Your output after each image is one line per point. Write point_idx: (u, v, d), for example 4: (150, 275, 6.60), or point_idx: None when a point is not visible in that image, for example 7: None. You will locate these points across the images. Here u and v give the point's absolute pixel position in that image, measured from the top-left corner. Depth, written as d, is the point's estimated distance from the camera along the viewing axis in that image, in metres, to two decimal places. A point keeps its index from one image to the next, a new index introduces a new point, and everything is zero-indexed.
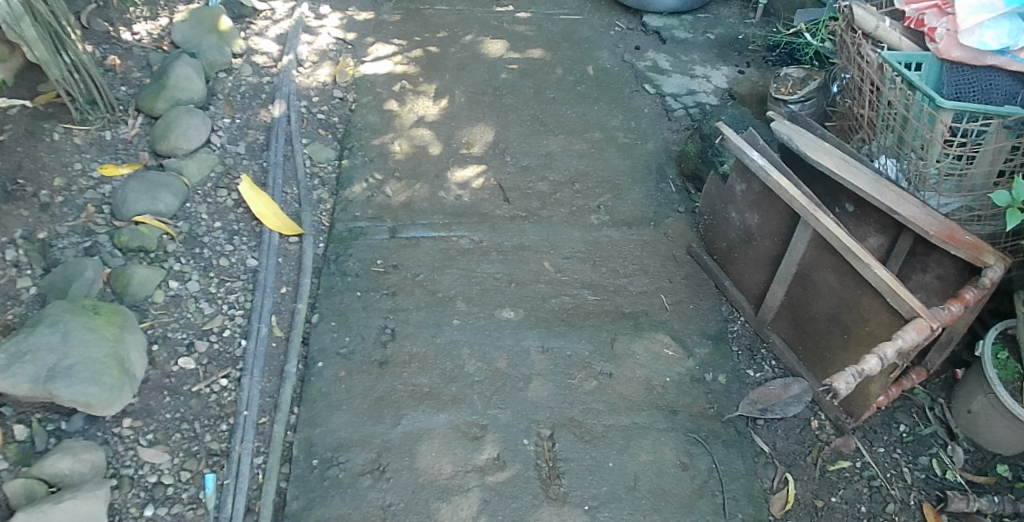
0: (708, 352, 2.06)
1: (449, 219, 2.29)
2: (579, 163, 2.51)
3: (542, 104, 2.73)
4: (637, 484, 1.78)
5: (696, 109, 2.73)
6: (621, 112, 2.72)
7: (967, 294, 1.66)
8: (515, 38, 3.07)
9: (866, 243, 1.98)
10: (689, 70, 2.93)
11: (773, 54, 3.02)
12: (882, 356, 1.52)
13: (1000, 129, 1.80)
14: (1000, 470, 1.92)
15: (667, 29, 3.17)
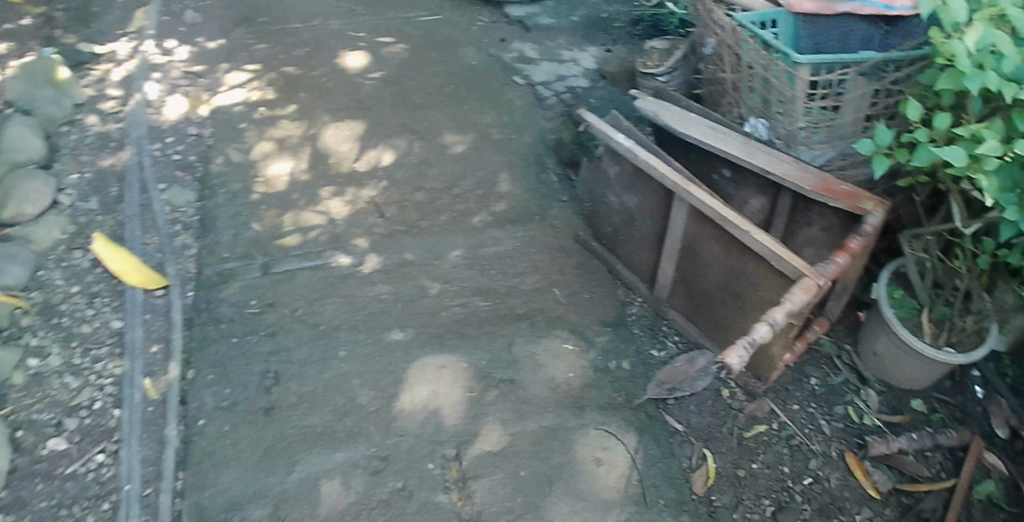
0: (609, 338, 1.96)
1: (324, 245, 2.16)
2: (456, 167, 2.41)
3: (413, 110, 2.63)
4: (553, 490, 1.68)
5: (568, 94, 2.69)
6: (492, 107, 2.64)
7: (851, 244, 1.62)
8: (379, 47, 2.97)
9: (749, 206, 1.90)
10: (557, 55, 2.90)
11: (638, 29, 3.06)
12: (772, 323, 1.46)
13: (857, 76, 1.71)
14: (915, 406, 1.92)
15: (531, 18, 3.16)
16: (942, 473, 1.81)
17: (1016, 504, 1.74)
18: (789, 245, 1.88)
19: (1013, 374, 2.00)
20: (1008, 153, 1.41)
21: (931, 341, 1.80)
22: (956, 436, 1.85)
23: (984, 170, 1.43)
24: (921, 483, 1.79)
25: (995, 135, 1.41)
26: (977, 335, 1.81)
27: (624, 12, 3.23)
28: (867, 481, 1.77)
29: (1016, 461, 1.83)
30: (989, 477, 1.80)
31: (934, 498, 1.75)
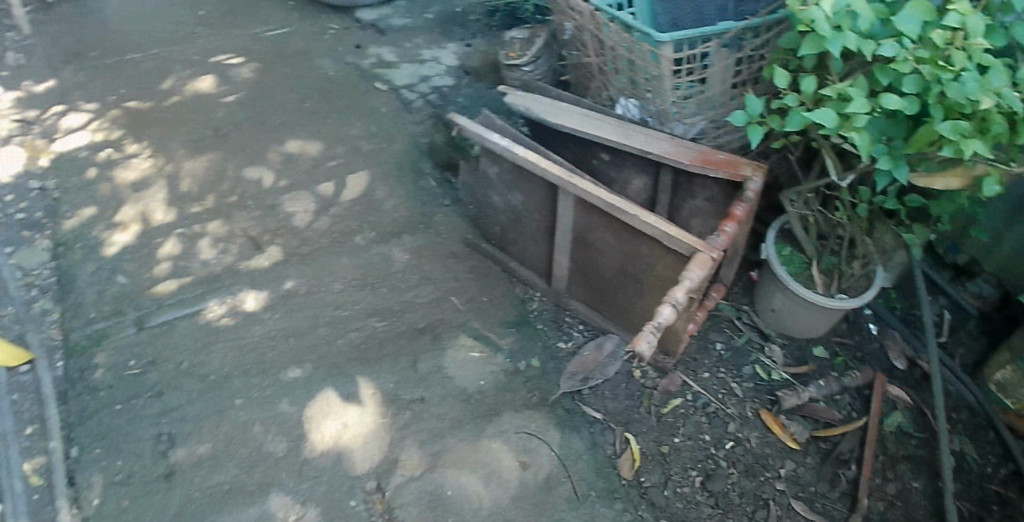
0: (515, 338, 1.92)
1: (200, 289, 2.00)
2: (331, 187, 2.27)
3: (275, 133, 2.47)
4: (484, 504, 1.61)
5: (433, 94, 2.61)
6: (358, 118, 2.53)
7: (736, 211, 1.64)
8: (228, 70, 2.77)
9: (632, 186, 1.88)
10: (417, 56, 2.80)
11: (495, 20, 3.00)
12: (674, 303, 1.47)
13: (720, 48, 1.70)
14: (818, 353, 1.97)
15: (384, 21, 3.04)
16: (853, 413, 1.88)
17: (924, 429, 1.87)
18: (677, 218, 1.89)
19: (901, 307, 2.10)
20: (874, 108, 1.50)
21: (824, 291, 1.84)
22: (860, 376, 1.92)
23: (855, 128, 1.50)
24: (835, 426, 1.85)
25: (860, 92, 1.48)
26: (865, 279, 1.85)
27: (479, 4, 3.12)
28: (785, 434, 1.81)
29: (917, 389, 1.94)
30: (897, 408, 1.90)
31: (850, 439, 1.82)
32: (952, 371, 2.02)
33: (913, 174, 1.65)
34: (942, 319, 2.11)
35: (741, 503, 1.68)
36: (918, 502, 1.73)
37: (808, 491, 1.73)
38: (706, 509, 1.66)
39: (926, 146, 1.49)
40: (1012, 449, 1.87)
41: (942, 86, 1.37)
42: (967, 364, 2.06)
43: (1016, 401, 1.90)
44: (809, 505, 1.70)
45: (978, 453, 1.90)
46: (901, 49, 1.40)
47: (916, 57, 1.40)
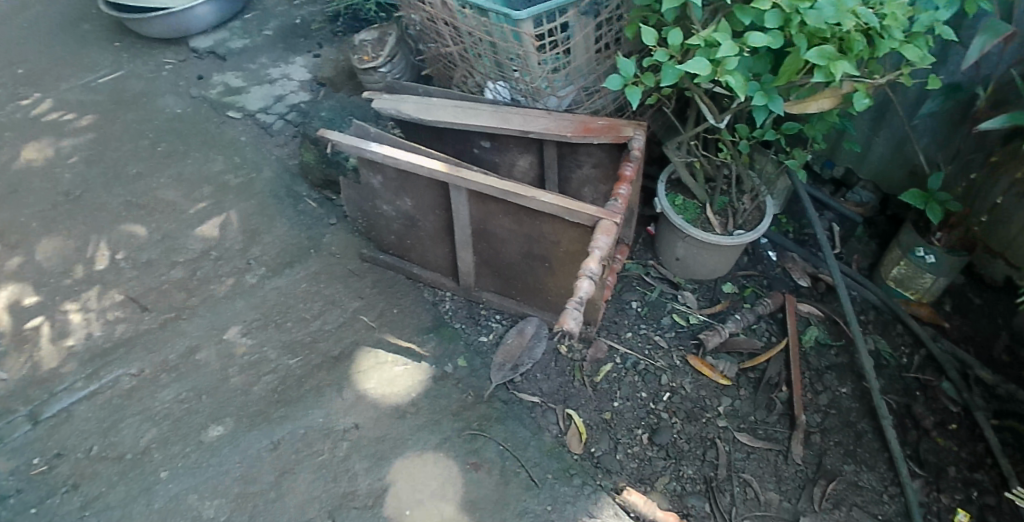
0: (435, 344, 1.86)
1: (90, 369, 1.81)
2: (207, 230, 2.07)
3: (129, 185, 2.19)
4: (445, 514, 1.59)
5: (292, 113, 2.34)
6: (219, 151, 2.26)
7: (626, 172, 1.67)
8: (53, 122, 2.39)
9: (519, 166, 1.87)
10: (264, 76, 2.48)
11: (338, 24, 2.67)
12: (591, 274, 1.50)
13: (579, 17, 1.69)
14: (728, 290, 2.03)
15: (222, 45, 2.61)
16: (772, 338, 1.96)
17: (839, 336, 1.98)
18: (569, 190, 1.91)
19: (792, 229, 2.20)
20: (741, 48, 1.55)
21: (722, 232, 1.87)
22: (771, 301, 1.98)
23: (728, 71, 1.54)
24: (759, 354, 1.93)
25: (727, 35, 1.51)
26: (757, 211, 1.91)
27: (319, 11, 2.75)
28: (715, 372, 1.87)
29: (824, 301, 2.04)
30: (811, 323, 2.00)
31: (775, 364, 1.91)
32: (851, 277, 2.13)
33: (786, 104, 1.69)
34: (833, 232, 2.21)
35: (691, 448, 1.76)
36: (849, 406, 1.87)
37: (749, 421, 1.82)
38: (659, 462, 1.73)
39: (795, 74, 1.57)
40: (919, 336, 2.02)
41: (801, 16, 1.46)
42: (864, 268, 2.18)
43: (915, 291, 2.05)
44: (753, 434, 1.80)
45: (891, 348, 2.04)
46: None
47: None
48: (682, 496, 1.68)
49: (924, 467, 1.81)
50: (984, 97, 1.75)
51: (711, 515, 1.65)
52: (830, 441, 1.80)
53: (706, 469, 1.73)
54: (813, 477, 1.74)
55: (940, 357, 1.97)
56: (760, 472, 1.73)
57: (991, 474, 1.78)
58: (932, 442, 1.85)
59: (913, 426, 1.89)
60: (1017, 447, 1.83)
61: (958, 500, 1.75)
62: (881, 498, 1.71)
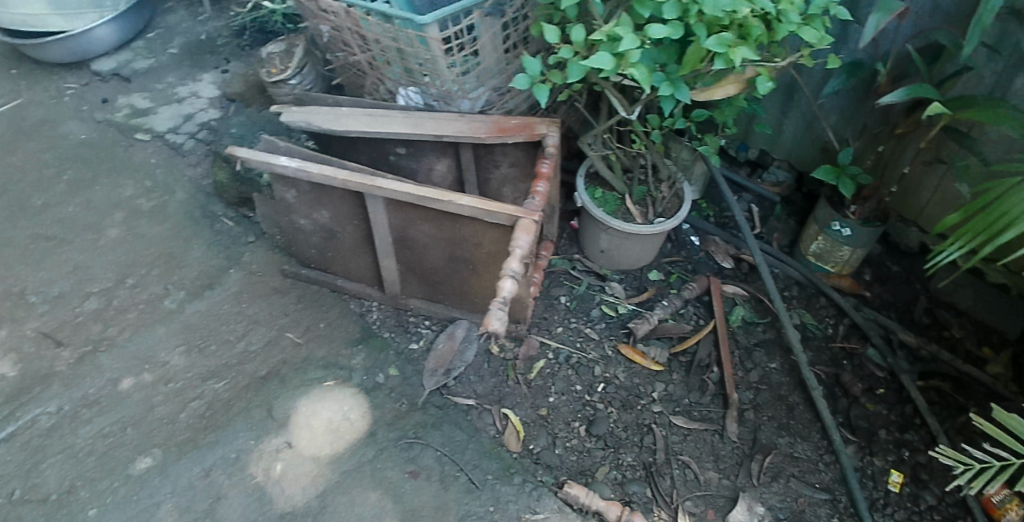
0: (365, 356, 1.83)
1: (4, 411, 1.72)
2: (122, 258, 2.00)
3: (36, 216, 2.09)
4: None
5: (203, 130, 2.29)
6: (130, 175, 2.19)
7: (543, 169, 1.69)
8: None
9: (436, 170, 1.86)
10: (172, 95, 2.41)
11: (246, 38, 2.63)
12: (512, 274, 1.51)
13: (484, 18, 1.68)
14: (654, 277, 2.07)
15: (125, 66, 2.53)
16: (700, 321, 2.00)
17: (764, 314, 2.03)
18: (489, 190, 1.91)
19: (713, 213, 2.25)
20: (642, 40, 1.54)
21: (643, 221, 1.89)
22: (696, 285, 2.02)
23: (631, 63, 1.52)
24: (689, 338, 1.96)
25: (627, 28, 1.50)
26: (676, 198, 1.94)
27: (224, 25, 2.70)
28: (647, 360, 1.89)
29: (748, 280, 2.09)
30: (737, 303, 2.05)
31: (704, 346, 1.95)
32: (773, 254, 2.16)
33: (693, 92, 1.68)
34: (752, 213, 2.25)
35: (628, 436, 1.78)
36: (779, 380, 1.92)
37: (683, 404, 1.85)
38: (598, 453, 1.75)
39: (698, 63, 1.56)
40: (842, 306, 2.07)
41: (699, 5, 1.47)
42: (785, 245, 2.22)
43: (835, 265, 2.08)
44: (688, 416, 1.83)
45: (816, 320, 2.08)
46: None
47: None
48: (623, 484, 1.70)
49: (857, 434, 1.88)
50: (884, 71, 1.78)
51: (652, 499, 1.69)
52: (764, 416, 1.86)
53: (645, 455, 1.76)
54: (749, 453, 1.79)
55: (863, 325, 2.02)
56: (697, 453, 1.77)
57: (920, 433, 1.86)
58: (862, 408, 1.92)
59: (843, 394, 1.95)
60: (943, 404, 1.93)
61: (891, 461, 1.82)
62: (817, 467, 1.78)
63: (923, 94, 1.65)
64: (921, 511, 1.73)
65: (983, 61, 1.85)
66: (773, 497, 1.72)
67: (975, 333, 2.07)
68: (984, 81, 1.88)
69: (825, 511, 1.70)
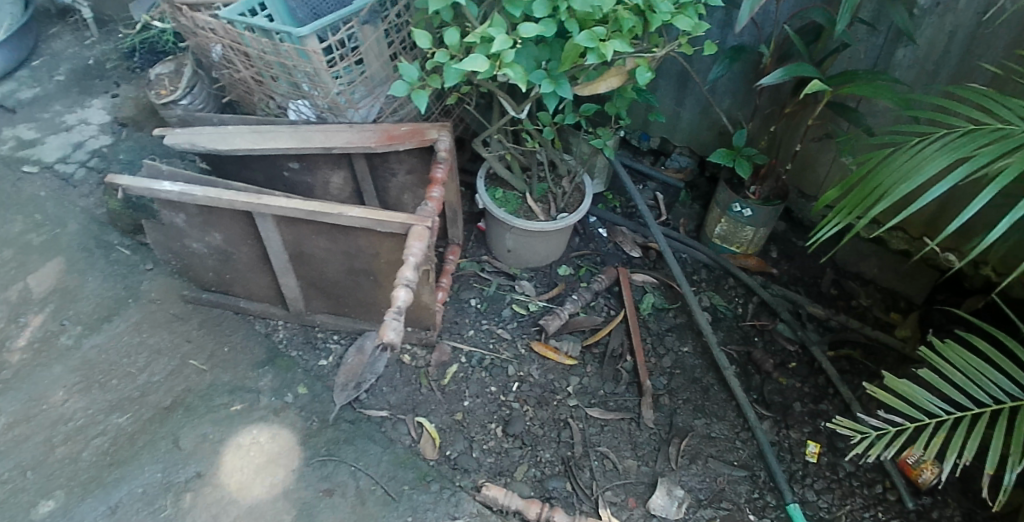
0: (272, 377, 1.81)
1: None
2: (13, 297, 1.93)
3: None
4: None
5: (94, 158, 2.24)
6: (19, 211, 2.11)
7: (437, 174, 1.68)
8: None
9: (332, 183, 1.84)
10: (59, 124, 2.34)
11: (135, 60, 2.58)
12: (407, 282, 1.49)
13: (363, 26, 1.66)
14: (564, 272, 2.08)
15: (8, 96, 2.43)
16: (612, 312, 2.02)
17: (674, 299, 2.06)
18: (388, 199, 1.89)
19: (620, 204, 2.28)
20: (515, 40, 1.53)
21: (545, 217, 1.90)
22: (605, 277, 2.04)
23: (506, 64, 1.51)
24: (600, 329, 1.98)
25: (499, 30, 1.49)
26: (579, 192, 1.94)
27: (112, 48, 2.65)
28: (560, 355, 1.90)
29: (656, 268, 2.13)
30: (647, 291, 2.07)
31: (616, 335, 1.97)
32: (678, 240, 2.19)
33: (577, 86, 1.66)
34: (657, 201, 2.28)
35: (545, 432, 1.78)
36: (693, 363, 1.95)
37: (599, 395, 1.86)
38: (516, 453, 1.74)
39: (576, 59, 1.55)
40: (750, 285, 2.09)
41: (567, 2, 1.47)
42: (692, 230, 2.25)
43: (740, 245, 2.11)
44: (604, 407, 1.84)
45: (726, 301, 2.09)
46: None
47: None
48: (542, 481, 1.70)
49: (772, 408, 1.89)
50: (767, 52, 1.77)
51: (573, 493, 1.69)
52: (679, 400, 1.87)
53: (563, 449, 1.76)
54: (667, 438, 1.81)
55: (771, 302, 2.05)
56: (615, 443, 1.78)
57: (834, 402, 1.88)
58: (776, 383, 1.93)
59: (756, 371, 1.95)
60: (854, 372, 1.94)
61: (807, 433, 1.85)
62: (734, 445, 1.81)
63: (801, 72, 1.66)
64: (840, 478, 1.79)
65: (864, 37, 1.89)
66: (692, 479, 1.74)
67: (882, 301, 2.11)
68: (867, 55, 1.92)
69: (744, 487, 1.74)
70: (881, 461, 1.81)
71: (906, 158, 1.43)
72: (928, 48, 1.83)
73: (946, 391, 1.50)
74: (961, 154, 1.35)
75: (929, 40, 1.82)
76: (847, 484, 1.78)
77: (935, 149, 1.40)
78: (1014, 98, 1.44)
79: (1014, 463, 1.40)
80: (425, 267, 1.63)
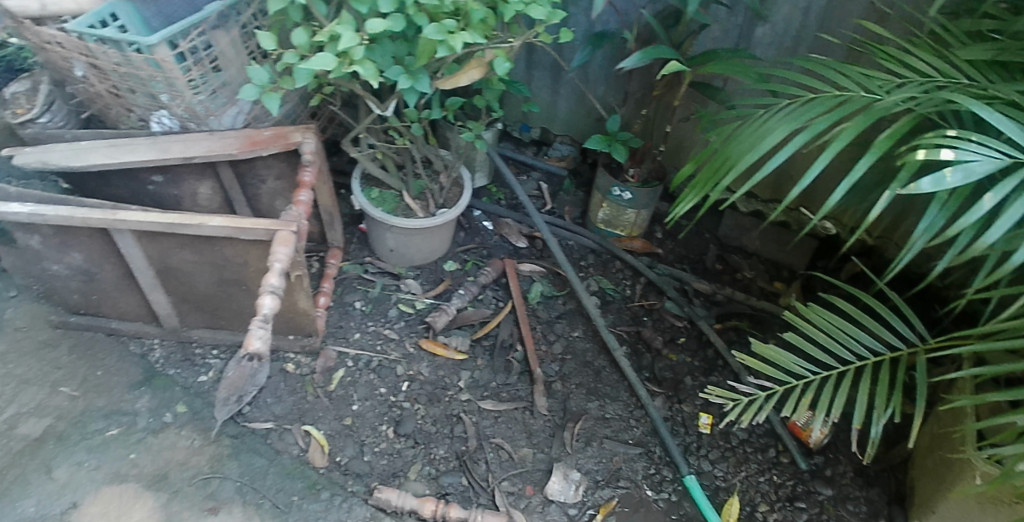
0: (150, 397, 1.76)
1: None
2: None
3: None
4: None
5: None
6: None
7: (304, 178, 1.67)
8: None
9: (198, 194, 1.79)
10: None
11: None
12: (273, 289, 1.45)
13: (215, 32, 1.60)
14: (450, 268, 2.09)
15: None
16: (500, 304, 2.04)
17: (562, 287, 2.09)
18: (260, 206, 1.87)
19: (504, 197, 2.33)
20: (364, 37, 1.52)
21: (424, 214, 1.90)
22: (490, 269, 2.05)
23: (356, 61, 1.49)
24: (489, 322, 1.99)
25: (347, 27, 1.47)
26: (456, 187, 1.97)
27: None
28: (449, 350, 1.89)
29: (543, 257, 2.16)
30: (535, 280, 2.10)
31: (505, 326, 1.98)
32: (564, 227, 2.22)
33: (439, 80, 1.67)
34: (540, 191, 2.33)
35: (438, 429, 1.76)
36: (583, 347, 1.97)
37: (491, 387, 1.85)
38: (408, 452, 1.71)
39: (431, 55, 1.54)
40: (635, 266, 2.14)
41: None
42: (577, 217, 2.29)
43: (624, 228, 2.16)
44: (497, 399, 1.83)
45: (614, 283, 2.12)
46: None
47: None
48: (438, 478, 1.68)
49: (663, 385, 1.91)
50: (628, 37, 1.77)
51: (469, 487, 1.67)
52: (571, 385, 1.88)
53: (457, 444, 1.74)
54: (561, 423, 1.81)
55: (657, 281, 2.09)
56: (510, 433, 1.77)
57: (723, 374, 1.92)
58: (666, 360, 1.96)
59: (646, 350, 1.98)
60: (741, 342, 1.99)
61: (699, 405, 1.88)
62: (628, 424, 1.83)
63: (658, 54, 1.62)
64: (733, 447, 1.83)
65: (724, 17, 1.95)
66: (588, 461, 1.75)
67: (766, 272, 2.18)
68: (729, 34, 1.97)
69: (641, 464, 1.76)
70: (773, 426, 1.86)
71: (750, 132, 1.42)
72: (784, 25, 1.89)
73: (812, 352, 1.52)
74: (800, 123, 1.34)
75: (784, 17, 1.88)
76: (741, 451, 1.82)
77: (777, 120, 1.39)
78: (851, 66, 1.45)
79: (881, 415, 1.43)
80: (295, 273, 1.59)
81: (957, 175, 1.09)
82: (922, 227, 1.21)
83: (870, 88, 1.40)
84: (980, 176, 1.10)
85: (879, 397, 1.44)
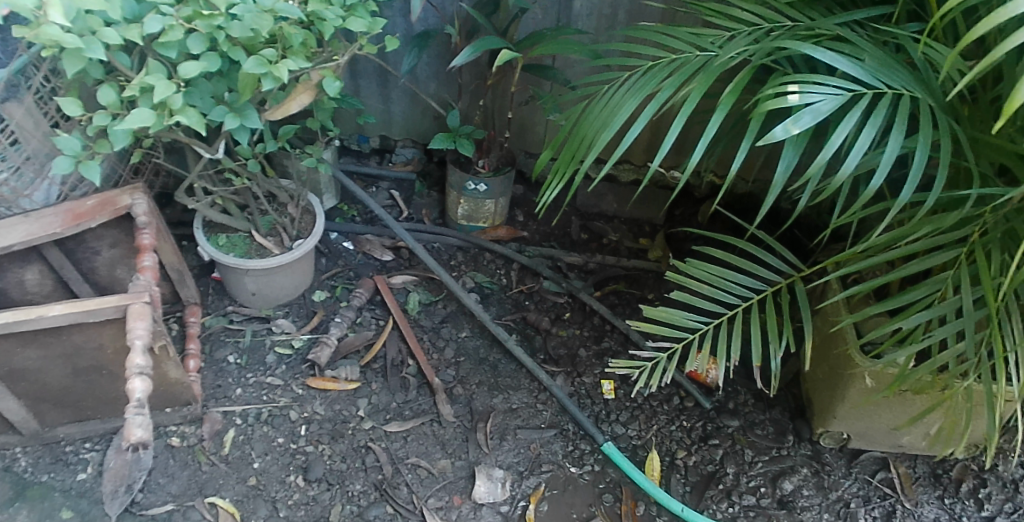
0: (27, 512, 1.59)
1: None
2: None
3: None
4: None
5: None
6: None
7: (143, 241, 1.58)
8: None
9: (25, 281, 1.63)
10: None
11: None
12: (141, 370, 1.32)
13: (6, 105, 1.44)
14: (321, 298, 2.03)
15: None
16: (381, 322, 2.00)
17: (438, 291, 2.09)
18: (99, 278, 1.74)
19: (357, 213, 2.29)
20: (178, 83, 1.43)
21: (280, 250, 1.84)
22: (363, 290, 2.02)
23: (176, 110, 1.39)
24: (375, 344, 1.95)
25: (157, 76, 1.37)
26: (308, 216, 1.93)
27: None
28: (339, 382, 1.85)
29: (412, 265, 2.15)
30: (409, 291, 2.08)
31: (392, 345, 1.95)
32: (426, 231, 2.20)
33: (268, 111, 1.60)
34: (394, 199, 2.31)
35: (350, 465, 1.70)
36: (474, 346, 1.97)
37: (393, 408, 1.82)
38: (324, 495, 1.65)
39: (255, 88, 1.46)
40: (506, 254, 2.16)
41: (224, 31, 1.37)
42: (436, 217, 2.29)
43: (485, 219, 2.18)
44: (400, 418, 1.80)
45: (489, 276, 2.14)
46: (166, 18, 1.33)
47: (182, 19, 1.36)
48: (362, 513, 1.62)
49: (561, 363, 1.94)
50: (453, 32, 1.77)
51: (396, 514, 1.63)
52: (472, 386, 1.88)
53: (373, 474, 1.69)
54: (471, 425, 1.80)
55: (530, 264, 2.13)
56: (423, 449, 1.75)
57: (614, 337, 1.99)
58: (556, 337, 1.99)
59: (536, 332, 2.01)
60: (623, 303, 2.07)
61: (599, 374, 1.93)
62: (536, 409, 1.84)
63: (487, 45, 1.60)
64: (640, 404, 1.89)
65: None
66: (508, 456, 1.75)
67: (629, 231, 2.29)
68: (549, 13, 2.01)
69: (559, 445, 1.78)
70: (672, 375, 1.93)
71: (599, 112, 1.37)
72: None
73: (698, 304, 1.52)
74: (648, 93, 1.34)
75: None
76: (648, 407, 1.88)
77: (624, 93, 1.36)
78: (679, 28, 1.49)
79: (776, 348, 1.48)
80: (159, 344, 1.48)
81: (807, 118, 1.11)
82: (781, 168, 1.19)
83: (704, 45, 1.43)
84: (826, 114, 1.12)
85: (770, 332, 1.49)
